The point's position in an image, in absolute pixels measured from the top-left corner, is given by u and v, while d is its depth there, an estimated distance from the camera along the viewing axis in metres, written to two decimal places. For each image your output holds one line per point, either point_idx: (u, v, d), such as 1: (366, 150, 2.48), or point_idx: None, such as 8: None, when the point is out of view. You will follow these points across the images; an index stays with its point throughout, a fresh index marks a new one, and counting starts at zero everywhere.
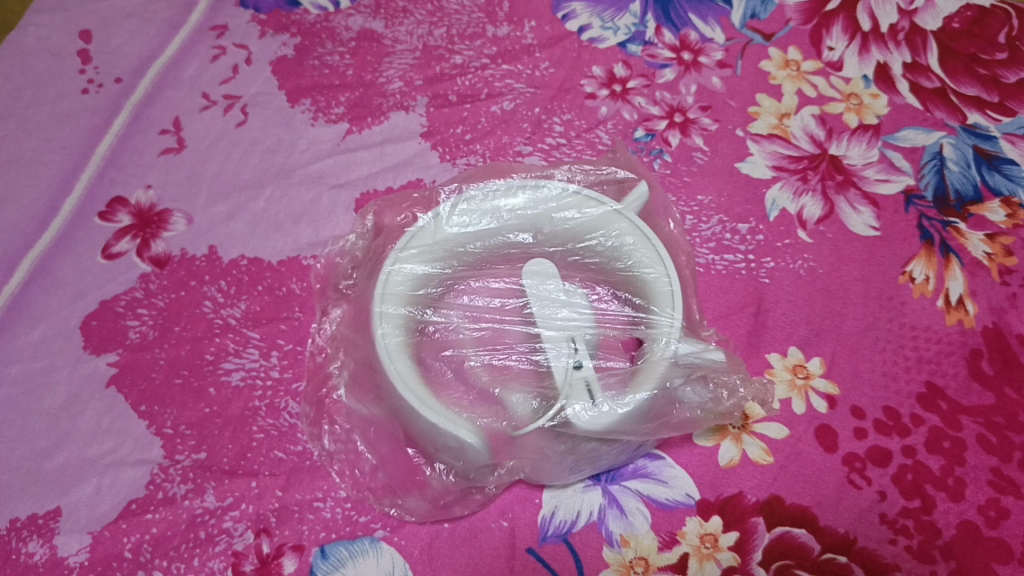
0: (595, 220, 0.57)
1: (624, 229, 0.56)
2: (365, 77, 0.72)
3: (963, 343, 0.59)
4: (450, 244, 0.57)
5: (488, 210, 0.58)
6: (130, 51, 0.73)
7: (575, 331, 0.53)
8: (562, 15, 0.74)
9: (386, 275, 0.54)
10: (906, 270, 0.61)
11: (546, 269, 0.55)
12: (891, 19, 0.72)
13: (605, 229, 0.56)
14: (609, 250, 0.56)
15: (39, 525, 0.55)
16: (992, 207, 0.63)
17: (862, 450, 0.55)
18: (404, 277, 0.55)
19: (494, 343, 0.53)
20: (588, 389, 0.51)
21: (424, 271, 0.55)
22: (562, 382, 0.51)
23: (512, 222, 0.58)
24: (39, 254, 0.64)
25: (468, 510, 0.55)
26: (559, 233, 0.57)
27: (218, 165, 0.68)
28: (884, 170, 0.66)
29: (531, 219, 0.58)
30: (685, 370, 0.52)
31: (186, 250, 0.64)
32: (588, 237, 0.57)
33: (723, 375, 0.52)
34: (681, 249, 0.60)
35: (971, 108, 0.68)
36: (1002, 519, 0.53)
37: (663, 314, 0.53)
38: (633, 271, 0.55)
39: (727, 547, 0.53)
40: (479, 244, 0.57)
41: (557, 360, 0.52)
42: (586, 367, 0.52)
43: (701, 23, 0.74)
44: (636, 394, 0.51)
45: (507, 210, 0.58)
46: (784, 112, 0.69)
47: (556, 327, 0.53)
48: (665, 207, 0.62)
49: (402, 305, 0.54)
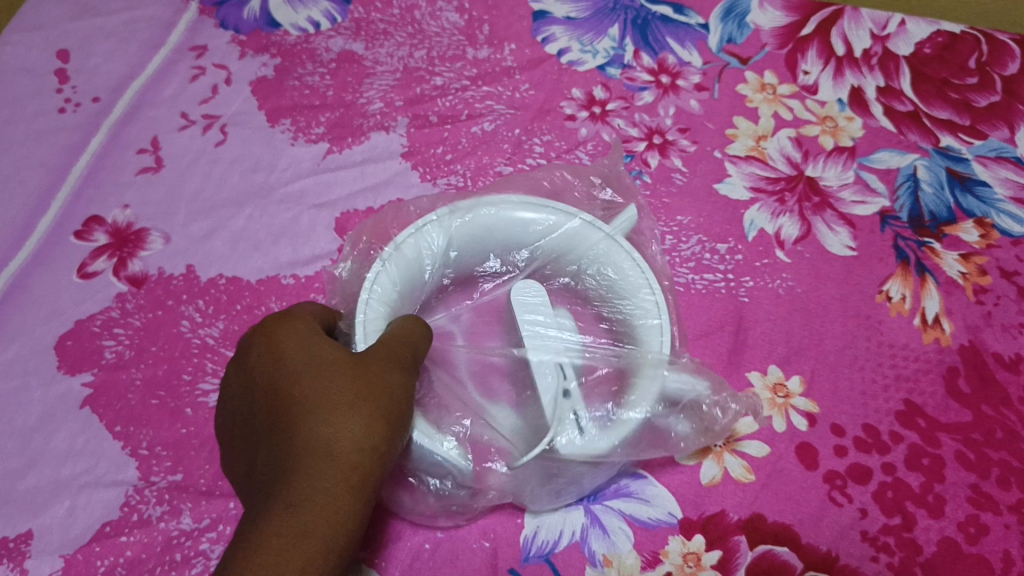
0: (587, 242, 0.57)
1: (617, 257, 0.56)
2: (345, 97, 0.72)
3: (939, 362, 0.60)
4: (436, 256, 0.56)
5: (478, 223, 0.57)
6: (108, 70, 0.73)
7: (562, 360, 0.53)
8: (542, 39, 0.75)
9: (371, 276, 0.53)
10: (882, 290, 0.62)
11: (536, 296, 0.56)
12: (865, 44, 0.73)
13: (593, 253, 0.57)
14: (596, 276, 0.57)
15: (9, 549, 0.54)
16: (965, 227, 0.65)
17: (843, 467, 0.56)
18: (390, 280, 0.54)
19: (482, 368, 0.56)
20: (575, 419, 0.51)
21: (408, 282, 0.55)
22: (552, 414, 0.51)
23: (501, 234, 0.57)
24: (12, 274, 0.63)
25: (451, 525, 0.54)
26: (547, 251, 0.57)
27: (197, 184, 0.68)
28: (860, 191, 0.66)
29: (520, 236, 0.57)
30: (670, 399, 0.51)
31: (164, 269, 0.64)
32: (576, 262, 0.57)
33: (705, 406, 0.52)
34: (663, 274, 0.59)
35: (943, 131, 0.69)
36: (981, 535, 0.54)
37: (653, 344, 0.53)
38: (625, 301, 0.55)
39: (709, 565, 0.53)
40: (466, 259, 0.58)
41: (547, 388, 0.52)
42: (574, 396, 0.52)
43: (679, 48, 0.74)
44: (624, 427, 0.51)
45: (498, 222, 0.57)
46: (761, 134, 0.70)
47: (547, 355, 0.54)
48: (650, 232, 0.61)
49: (385, 308, 0.53)
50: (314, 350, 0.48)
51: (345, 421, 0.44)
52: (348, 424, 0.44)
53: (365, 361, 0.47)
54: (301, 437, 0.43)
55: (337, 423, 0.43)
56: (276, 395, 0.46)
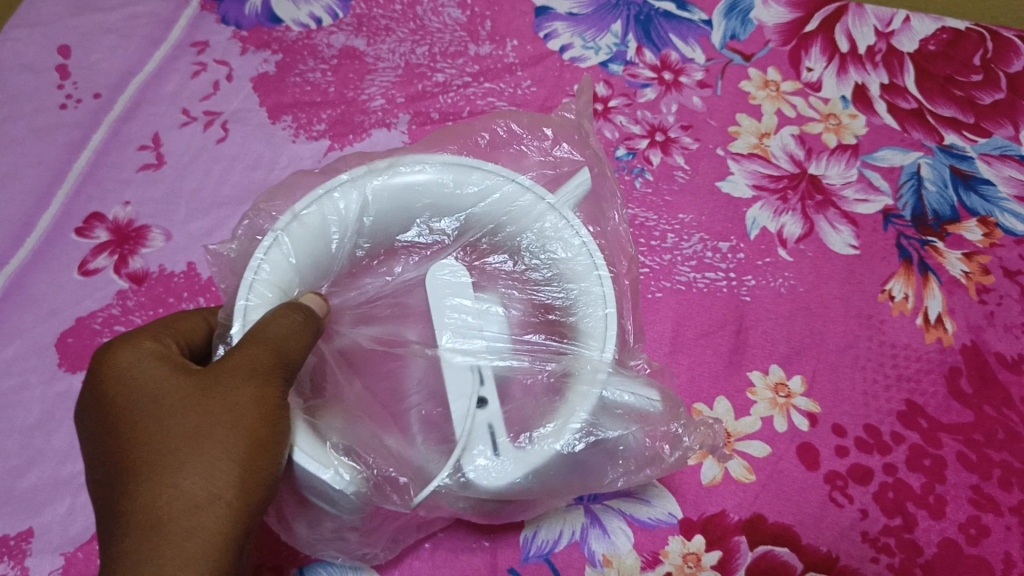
0: (524, 215, 0.49)
1: (557, 233, 0.48)
2: (346, 94, 0.71)
3: (941, 362, 0.59)
4: (345, 224, 0.48)
5: (397, 187, 0.48)
6: (109, 66, 0.73)
7: (480, 357, 0.47)
8: (544, 35, 0.75)
9: (259, 255, 0.45)
10: (885, 289, 0.62)
11: (458, 276, 0.49)
12: (869, 41, 0.73)
13: (536, 227, 0.49)
14: (539, 255, 0.49)
15: (10, 547, 0.54)
16: (969, 226, 0.64)
17: (843, 468, 0.56)
18: (284, 255, 0.46)
19: (391, 368, 0.48)
20: (490, 434, 0.44)
21: (307, 257, 0.47)
22: (462, 429, 0.44)
23: (427, 200, 0.49)
24: (13, 272, 0.64)
25: (337, 546, 0.48)
26: (481, 220, 0.50)
27: (197, 181, 0.68)
28: (863, 190, 0.66)
29: (449, 203, 0.49)
30: (609, 407, 0.45)
31: (164, 267, 0.64)
32: (516, 236, 0.49)
33: (643, 442, 0.45)
34: (622, 252, 0.51)
35: (947, 129, 0.69)
36: (982, 536, 0.54)
37: (591, 348, 0.46)
38: (563, 286, 0.48)
39: (709, 565, 0.53)
40: (386, 228, 0.49)
41: (458, 398, 0.45)
42: (490, 407, 0.45)
43: (682, 44, 0.74)
44: (548, 445, 0.44)
45: (419, 184, 0.48)
46: (764, 131, 0.69)
47: (463, 356, 0.47)
48: (610, 197, 0.53)
49: (271, 291, 0.45)
50: (140, 375, 0.40)
51: (175, 483, 0.37)
52: (178, 484, 0.37)
53: (202, 380, 0.40)
54: (128, 505, 0.37)
55: (165, 488, 0.37)
56: (106, 438, 0.40)
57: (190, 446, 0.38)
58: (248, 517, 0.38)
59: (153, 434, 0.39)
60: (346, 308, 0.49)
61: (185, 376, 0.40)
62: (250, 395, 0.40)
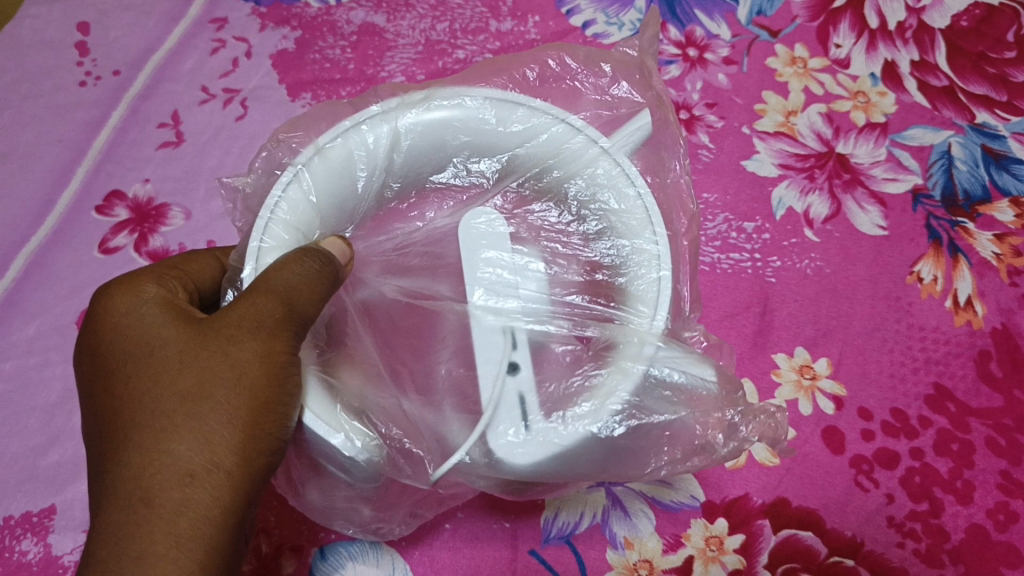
0: (574, 163, 0.47)
1: (607, 184, 0.46)
2: (366, 71, 0.71)
3: (970, 345, 0.58)
4: (374, 162, 0.47)
5: (433, 123, 0.47)
6: (128, 43, 0.72)
7: (514, 319, 0.45)
8: (566, 11, 0.73)
9: (278, 192, 0.44)
10: (914, 271, 0.61)
11: (494, 227, 0.48)
12: (900, 17, 0.71)
13: (588, 172, 0.47)
14: (589, 205, 0.47)
15: (33, 524, 0.54)
16: (1000, 207, 0.63)
17: (870, 452, 0.55)
18: (304, 192, 0.45)
19: (422, 322, 0.47)
20: (519, 406, 0.42)
21: (327, 195, 0.46)
22: (489, 400, 0.43)
23: (464, 137, 0.48)
24: (34, 250, 0.64)
25: (352, 524, 0.47)
26: (525, 162, 0.48)
27: (216, 159, 0.67)
28: (892, 169, 0.65)
29: (487, 142, 0.48)
30: (655, 384, 0.42)
31: (184, 245, 0.63)
32: (564, 182, 0.47)
33: (694, 429, 0.42)
34: (679, 205, 0.48)
35: (978, 107, 0.67)
36: (1011, 523, 0.53)
37: (640, 316, 0.44)
38: (612, 242, 0.46)
39: (732, 549, 0.52)
40: (416, 168, 0.48)
41: (489, 362, 0.44)
42: (522, 375, 0.43)
43: (707, 19, 0.72)
44: (579, 425, 0.41)
45: (457, 121, 0.47)
46: (790, 109, 0.68)
47: (498, 317, 0.45)
48: (671, 145, 0.49)
49: (287, 233, 0.44)
50: (138, 331, 0.41)
51: (168, 450, 0.38)
52: (171, 449, 0.38)
53: (202, 337, 0.40)
54: (124, 461, 0.38)
55: (159, 454, 0.38)
56: (104, 388, 0.41)
57: (186, 411, 0.39)
58: (249, 481, 0.39)
59: (151, 396, 0.39)
60: (372, 255, 0.49)
61: (187, 331, 0.41)
62: (252, 351, 0.40)
